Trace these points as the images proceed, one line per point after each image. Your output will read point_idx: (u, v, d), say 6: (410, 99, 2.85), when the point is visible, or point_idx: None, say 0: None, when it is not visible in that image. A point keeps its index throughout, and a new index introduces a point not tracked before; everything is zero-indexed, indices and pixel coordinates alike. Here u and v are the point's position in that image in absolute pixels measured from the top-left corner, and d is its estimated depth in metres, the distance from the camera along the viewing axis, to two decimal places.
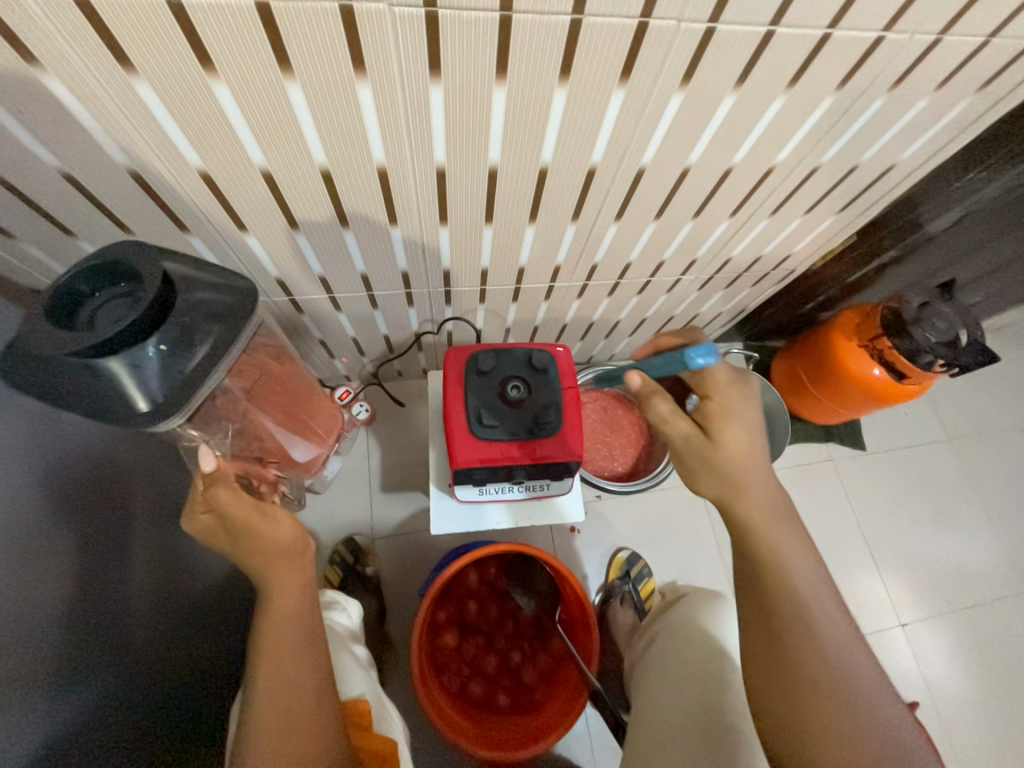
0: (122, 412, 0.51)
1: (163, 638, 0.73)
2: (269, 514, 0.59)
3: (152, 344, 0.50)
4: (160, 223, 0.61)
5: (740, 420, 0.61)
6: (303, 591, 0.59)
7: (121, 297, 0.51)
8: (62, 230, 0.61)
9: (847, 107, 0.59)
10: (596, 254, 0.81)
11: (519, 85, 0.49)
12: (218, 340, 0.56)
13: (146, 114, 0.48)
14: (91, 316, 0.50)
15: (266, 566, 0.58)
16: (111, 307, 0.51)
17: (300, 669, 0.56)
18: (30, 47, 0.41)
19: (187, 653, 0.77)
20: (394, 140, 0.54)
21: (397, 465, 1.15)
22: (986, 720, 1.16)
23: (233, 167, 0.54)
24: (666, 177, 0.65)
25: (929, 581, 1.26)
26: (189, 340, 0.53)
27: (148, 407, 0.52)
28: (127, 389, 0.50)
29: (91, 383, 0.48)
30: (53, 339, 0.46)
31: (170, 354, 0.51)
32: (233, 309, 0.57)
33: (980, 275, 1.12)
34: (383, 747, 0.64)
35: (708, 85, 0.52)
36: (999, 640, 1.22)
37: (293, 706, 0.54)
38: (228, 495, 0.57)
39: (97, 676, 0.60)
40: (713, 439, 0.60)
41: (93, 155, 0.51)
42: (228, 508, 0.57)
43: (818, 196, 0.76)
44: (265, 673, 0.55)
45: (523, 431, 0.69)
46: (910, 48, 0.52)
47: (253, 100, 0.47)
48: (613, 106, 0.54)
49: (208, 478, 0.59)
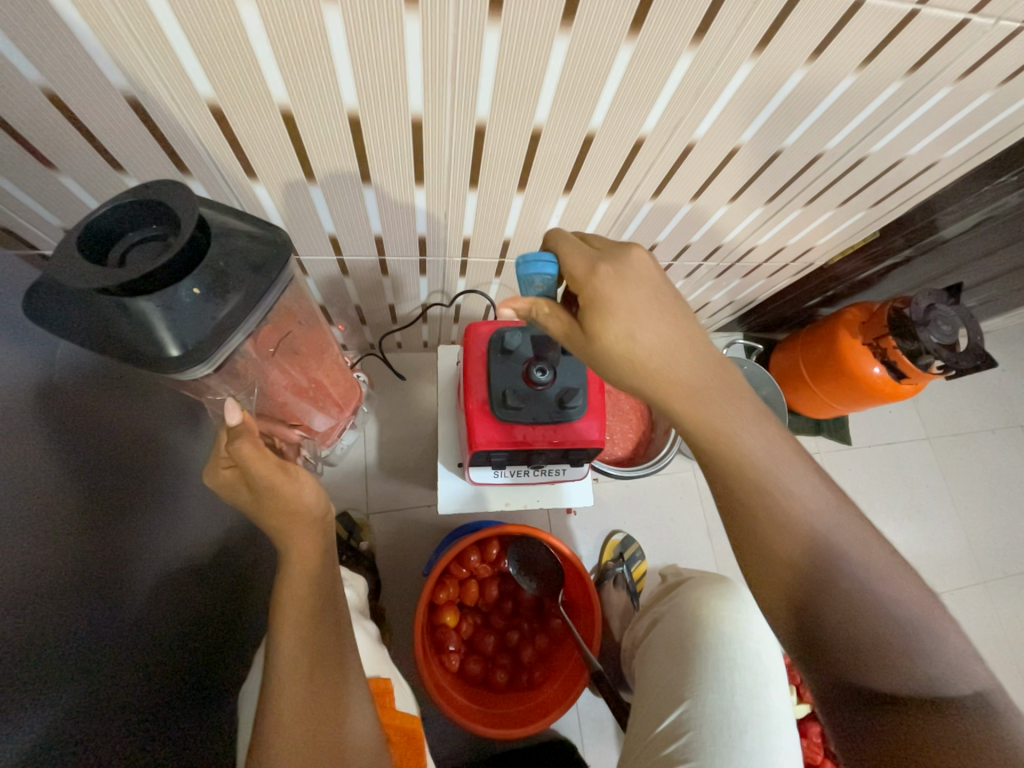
0: (150, 356, 0.48)
1: (188, 596, 0.70)
2: (293, 475, 0.54)
3: (186, 287, 0.45)
4: (157, 161, 0.54)
5: (619, 296, 0.50)
6: (322, 556, 0.56)
7: (156, 237, 0.45)
8: (41, 162, 0.53)
9: (913, 93, 0.57)
10: (623, 234, 0.77)
11: (585, 37, 0.45)
12: (252, 291, 0.51)
13: (154, 26, 0.41)
14: (123, 254, 0.44)
15: (285, 527, 0.54)
16: (146, 247, 0.45)
17: (325, 637, 0.53)
18: None
19: (219, 612, 0.75)
20: (436, 88, 0.48)
21: (395, 440, 1.11)
22: None
23: (251, 103, 0.48)
24: (714, 156, 0.62)
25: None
26: (222, 288, 0.49)
27: (178, 353, 0.48)
28: (159, 333, 0.46)
29: (122, 322, 0.45)
30: (75, 271, 0.40)
31: (203, 300, 0.47)
32: (270, 260, 0.52)
33: (981, 280, 1.15)
34: (403, 723, 0.63)
35: (781, 56, 0.50)
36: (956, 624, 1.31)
37: (315, 676, 0.51)
38: (252, 451, 0.51)
39: (100, 652, 0.55)
40: (595, 336, 0.51)
41: (86, 74, 0.44)
42: (250, 467, 0.51)
43: (855, 189, 0.74)
44: (290, 638, 0.52)
45: (548, 415, 0.68)
46: (991, 35, 0.51)
47: (281, 24, 0.41)
48: (678, 70, 0.50)
49: (232, 432, 0.52)
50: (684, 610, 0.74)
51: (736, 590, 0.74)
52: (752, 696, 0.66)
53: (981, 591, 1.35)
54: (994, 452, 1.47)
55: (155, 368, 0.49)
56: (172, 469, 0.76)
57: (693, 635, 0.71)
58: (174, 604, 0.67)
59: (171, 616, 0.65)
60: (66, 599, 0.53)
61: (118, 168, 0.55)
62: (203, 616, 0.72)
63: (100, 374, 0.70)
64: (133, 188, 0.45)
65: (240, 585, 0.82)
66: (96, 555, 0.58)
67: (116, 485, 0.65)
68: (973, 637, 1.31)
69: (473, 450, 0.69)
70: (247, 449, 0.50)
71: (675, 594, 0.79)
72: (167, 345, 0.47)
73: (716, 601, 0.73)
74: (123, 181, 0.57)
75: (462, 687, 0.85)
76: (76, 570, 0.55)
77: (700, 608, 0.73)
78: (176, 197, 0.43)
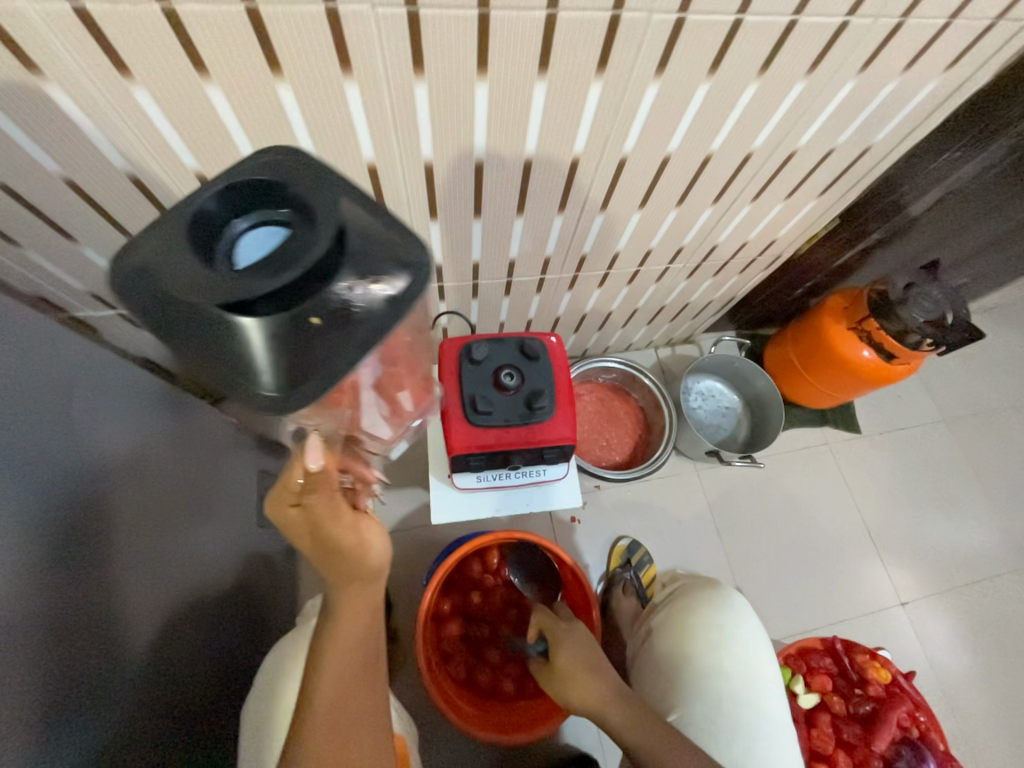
0: (243, 388, 0.36)
1: (186, 643, 0.65)
2: (366, 532, 0.55)
3: (354, 288, 0.35)
4: (156, 225, 0.63)
5: None
6: (370, 619, 0.57)
7: (278, 226, 0.35)
8: (64, 234, 0.63)
9: (820, 89, 0.62)
10: (583, 246, 0.83)
11: (499, 79, 0.52)
12: (406, 293, 0.37)
13: (145, 120, 0.50)
14: (229, 251, 0.35)
15: (341, 583, 0.55)
16: (256, 237, 0.35)
17: (363, 705, 0.56)
18: (31, 55, 0.43)
19: (216, 632, 0.74)
20: (382, 138, 0.56)
21: (397, 462, 1.16)
22: (989, 695, 1.18)
23: (226, 167, 0.56)
24: (647, 167, 0.68)
25: (930, 561, 1.28)
26: (361, 299, 0.35)
27: (271, 389, 0.35)
28: (255, 364, 0.34)
29: (209, 337, 0.34)
30: (184, 277, 0.34)
31: (342, 310, 0.35)
32: (409, 270, 0.37)
33: (963, 257, 1.16)
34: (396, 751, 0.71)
35: (681, 74, 0.55)
36: (998, 615, 1.25)
37: (345, 742, 0.54)
38: (327, 507, 0.53)
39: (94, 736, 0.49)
40: None
41: (92, 160, 0.54)
42: (320, 521, 0.53)
43: (799, 180, 0.78)
44: (329, 699, 0.53)
45: (518, 416, 0.73)
46: (875, 32, 0.55)
47: (243, 100, 0.49)
48: (591, 98, 0.57)
49: (312, 478, 0.53)
50: (675, 623, 0.77)
51: (726, 596, 0.79)
52: (742, 706, 0.71)
53: (1022, 578, 1.28)
54: (1018, 429, 1.43)
55: (247, 400, 0.37)
56: (175, 512, 0.68)
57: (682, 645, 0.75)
58: (174, 661, 0.62)
59: (170, 675, 0.61)
60: (42, 683, 0.44)
61: (128, 235, 0.65)
62: (216, 640, 0.73)
63: (101, 376, 0.58)
64: (264, 158, 0.37)
65: (234, 604, 0.81)
66: (90, 634, 0.50)
67: (110, 537, 0.54)
68: (1017, 628, 1.24)
69: (452, 455, 0.73)
70: (320, 505, 0.53)
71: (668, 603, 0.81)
72: (263, 382, 0.35)
73: (703, 609, 0.77)
74: None
75: (469, 696, 0.86)
76: (44, 653, 0.45)
77: (690, 616, 0.77)
78: (300, 196, 0.35)
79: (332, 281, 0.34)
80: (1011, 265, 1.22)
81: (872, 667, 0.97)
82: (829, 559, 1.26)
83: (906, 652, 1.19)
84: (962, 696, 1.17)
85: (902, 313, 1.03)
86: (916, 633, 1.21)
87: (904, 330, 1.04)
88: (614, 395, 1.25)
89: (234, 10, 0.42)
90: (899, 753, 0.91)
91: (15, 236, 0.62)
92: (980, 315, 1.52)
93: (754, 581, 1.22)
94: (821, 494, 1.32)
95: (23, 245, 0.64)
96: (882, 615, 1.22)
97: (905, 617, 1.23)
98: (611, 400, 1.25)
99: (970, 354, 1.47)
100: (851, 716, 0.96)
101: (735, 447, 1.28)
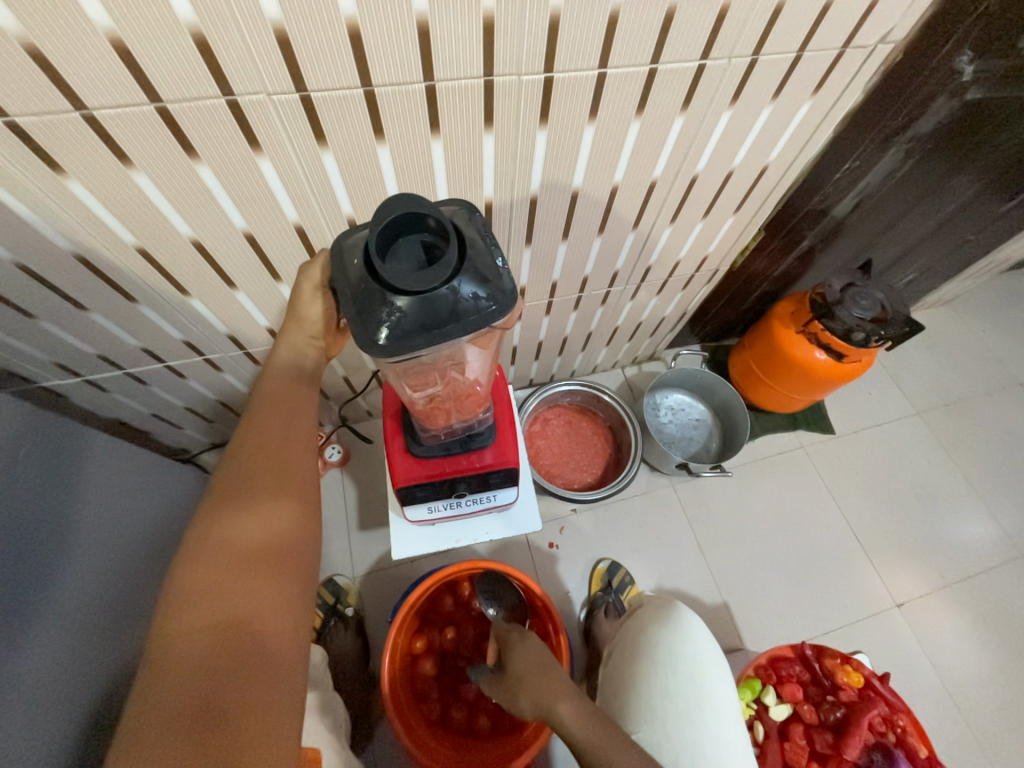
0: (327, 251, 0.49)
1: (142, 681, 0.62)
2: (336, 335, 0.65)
3: (378, 313, 0.43)
4: (156, 287, 0.72)
5: None
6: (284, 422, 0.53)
7: (415, 258, 0.43)
8: (75, 306, 0.72)
9: (741, 118, 0.71)
10: (553, 272, 0.92)
11: (450, 135, 0.62)
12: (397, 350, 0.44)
13: (144, 199, 0.59)
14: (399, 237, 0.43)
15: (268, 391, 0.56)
16: (411, 250, 0.43)
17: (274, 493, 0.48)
18: (60, 162, 0.53)
19: None
20: (357, 194, 0.66)
21: (374, 501, 1.19)
22: (1003, 692, 1.15)
23: (221, 229, 0.65)
24: (598, 195, 0.77)
25: (923, 557, 1.27)
26: (373, 322, 0.44)
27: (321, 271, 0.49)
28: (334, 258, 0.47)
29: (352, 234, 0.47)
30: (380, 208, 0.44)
31: (361, 311, 0.44)
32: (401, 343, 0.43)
33: (890, 261, 1.24)
34: None
35: (612, 117, 0.65)
36: (1001, 606, 1.23)
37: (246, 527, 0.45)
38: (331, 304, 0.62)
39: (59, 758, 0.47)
40: None
41: (105, 236, 0.62)
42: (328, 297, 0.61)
43: (739, 196, 0.88)
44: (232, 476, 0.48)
45: (456, 446, 0.75)
46: (778, 64, 0.65)
47: (230, 175, 0.59)
48: (540, 143, 0.66)
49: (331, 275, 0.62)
50: (630, 639, 0.84)
51: (677, 615, 0.82)
52: (683, 724, 0.74)
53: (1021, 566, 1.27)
54: (994, 414, 1.44)
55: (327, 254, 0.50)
56: (139, 589, 0.67)
57: (639, 659, 0.80)
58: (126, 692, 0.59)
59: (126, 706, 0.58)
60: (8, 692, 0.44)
61: (131, 302, 0.74)
62: None
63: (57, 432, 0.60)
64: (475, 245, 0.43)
65: None
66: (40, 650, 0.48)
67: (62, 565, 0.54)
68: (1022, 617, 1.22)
69: (397, 487, 0.75)
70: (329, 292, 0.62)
71: (630, 620, 0.87)
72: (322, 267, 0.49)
73: (652, 628, 0.82)
74: (137, 310, 0.75)
75: (442, 736, 0.88)
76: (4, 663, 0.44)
77: (642, 635, 0.82)
78: (442, 278, 0.41)
79: (376, 297, 0.43)
80: (956, 260, 1.29)
81: (843, 672, 0.97)
82: (820, 563, 1.25)
83: (909, 655, 1.17)
84: (974, 698, 1.14)
85: (840, 314, 1.06)
86: (916, 633, 1.19)
87: (847, 329, 1.07)
88: (582, 417, 1.30)
89: (219, 106, 0.51)
90: (872, 762, 0.89)
91: (32, 311, 0.70)
92: (944, 307, 1.58)
93: (743, 595, 1.20)
94: (806, 500, 1.32)
95: (39, 319, 0.72)
96: (881, 617, 1.20)
97: (905, 619, 1.21)
98: (579, 422, 1.29)
99: (935, 347, 1.52)
100: (822, 724, 0.95)
101: (708, 459, 1.30)
